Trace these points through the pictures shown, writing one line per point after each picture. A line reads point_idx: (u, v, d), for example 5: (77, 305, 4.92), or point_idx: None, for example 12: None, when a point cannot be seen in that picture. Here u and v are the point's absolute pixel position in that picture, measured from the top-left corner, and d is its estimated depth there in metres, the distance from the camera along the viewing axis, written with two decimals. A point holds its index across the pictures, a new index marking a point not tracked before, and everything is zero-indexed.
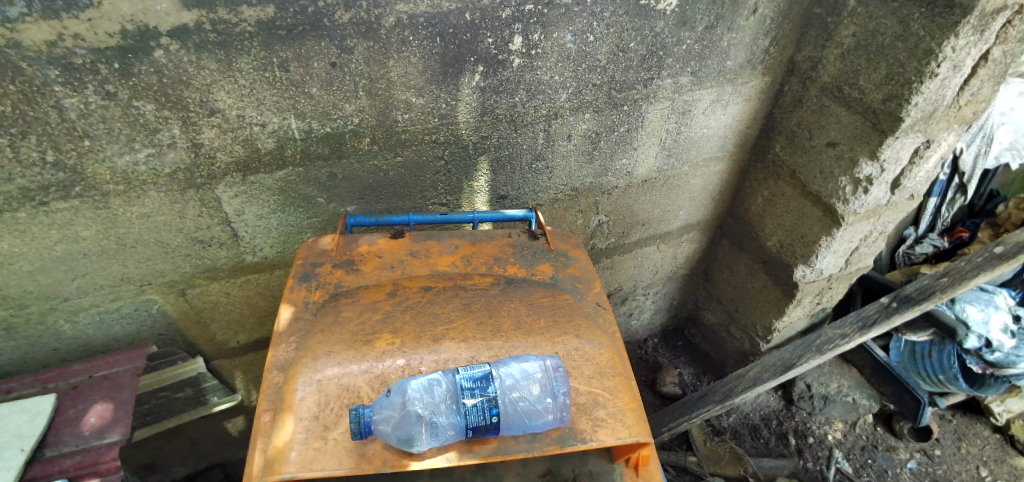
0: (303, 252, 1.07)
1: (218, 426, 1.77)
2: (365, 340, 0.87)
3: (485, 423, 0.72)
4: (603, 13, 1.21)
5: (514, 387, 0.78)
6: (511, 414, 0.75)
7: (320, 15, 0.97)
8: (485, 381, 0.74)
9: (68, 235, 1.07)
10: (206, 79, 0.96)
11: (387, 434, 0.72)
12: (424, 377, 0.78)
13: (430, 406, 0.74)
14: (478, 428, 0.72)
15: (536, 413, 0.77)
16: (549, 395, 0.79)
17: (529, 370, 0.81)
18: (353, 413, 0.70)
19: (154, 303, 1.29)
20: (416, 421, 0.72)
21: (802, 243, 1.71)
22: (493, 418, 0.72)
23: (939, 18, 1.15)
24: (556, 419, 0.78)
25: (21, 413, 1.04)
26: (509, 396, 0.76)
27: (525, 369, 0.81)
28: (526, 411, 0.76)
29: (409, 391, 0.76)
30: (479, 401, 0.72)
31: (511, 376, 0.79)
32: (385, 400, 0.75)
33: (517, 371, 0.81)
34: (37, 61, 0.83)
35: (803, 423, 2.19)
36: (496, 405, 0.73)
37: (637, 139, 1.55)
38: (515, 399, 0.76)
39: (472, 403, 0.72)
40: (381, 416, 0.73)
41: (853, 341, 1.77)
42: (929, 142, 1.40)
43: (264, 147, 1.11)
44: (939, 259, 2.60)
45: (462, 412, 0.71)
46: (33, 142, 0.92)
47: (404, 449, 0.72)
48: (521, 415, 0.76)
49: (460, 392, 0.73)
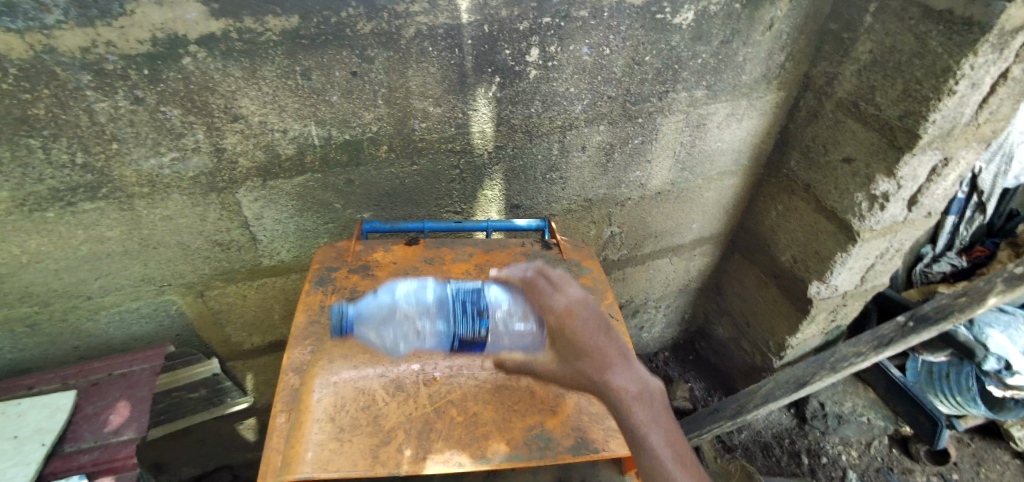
0: (319, 257, 1.09)
1: (228, 427, 1.79)
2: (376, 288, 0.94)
3: (474, 336, 0.83)
4: (619, 27, 1.22)
5: (500, 308, 0.87)
6: (496, 332, 0.85)
7: (343, 26, 0.99)
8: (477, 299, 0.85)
9: (94, 236, 1.10)
10: (232, 86, 0.99)
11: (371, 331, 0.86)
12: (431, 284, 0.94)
13: (419, 313, 0.87)
14: (461, 339, 0.82)
15: (518, 338, 0.86)
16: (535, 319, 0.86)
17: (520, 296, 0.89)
18: (333, 309, 0.81)
19: (173, 304, 1.31)
20: (403, 327, 0.85)
21: (816, 258, 1.70)
22: (476, 330, 0.83)
23: (957, 36, 1.14)
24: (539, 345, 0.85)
25: (41, 408, 1.06)
26: (496, 315, 0.86)
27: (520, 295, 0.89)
28: (513, 336, 0.86)
29: (401, 301, 0.89)
30: (469, 314, 0.83)
31: (497, 298, 0.88)
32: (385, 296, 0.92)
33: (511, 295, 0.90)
34: (71, 66, 0.86)
35: (816, 443, 2.15)
36: (486, 319, 0.83)
37: (651, 152, 1.55)
38: (501, 319, 0.86)
39: (463, 318, 0.82)
40: (369, 319, 0.86)
41: (868, 359, 1.75)
42: (947, 160, 1.40)
43: (284, 152, 1.13)
44: (957, 278, 2.55)
45: (447, 320, 0.83)
46: (64, 144, 0.95)
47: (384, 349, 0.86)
48: (505, 337, 0.86)
49: (451, 302, 0.84)
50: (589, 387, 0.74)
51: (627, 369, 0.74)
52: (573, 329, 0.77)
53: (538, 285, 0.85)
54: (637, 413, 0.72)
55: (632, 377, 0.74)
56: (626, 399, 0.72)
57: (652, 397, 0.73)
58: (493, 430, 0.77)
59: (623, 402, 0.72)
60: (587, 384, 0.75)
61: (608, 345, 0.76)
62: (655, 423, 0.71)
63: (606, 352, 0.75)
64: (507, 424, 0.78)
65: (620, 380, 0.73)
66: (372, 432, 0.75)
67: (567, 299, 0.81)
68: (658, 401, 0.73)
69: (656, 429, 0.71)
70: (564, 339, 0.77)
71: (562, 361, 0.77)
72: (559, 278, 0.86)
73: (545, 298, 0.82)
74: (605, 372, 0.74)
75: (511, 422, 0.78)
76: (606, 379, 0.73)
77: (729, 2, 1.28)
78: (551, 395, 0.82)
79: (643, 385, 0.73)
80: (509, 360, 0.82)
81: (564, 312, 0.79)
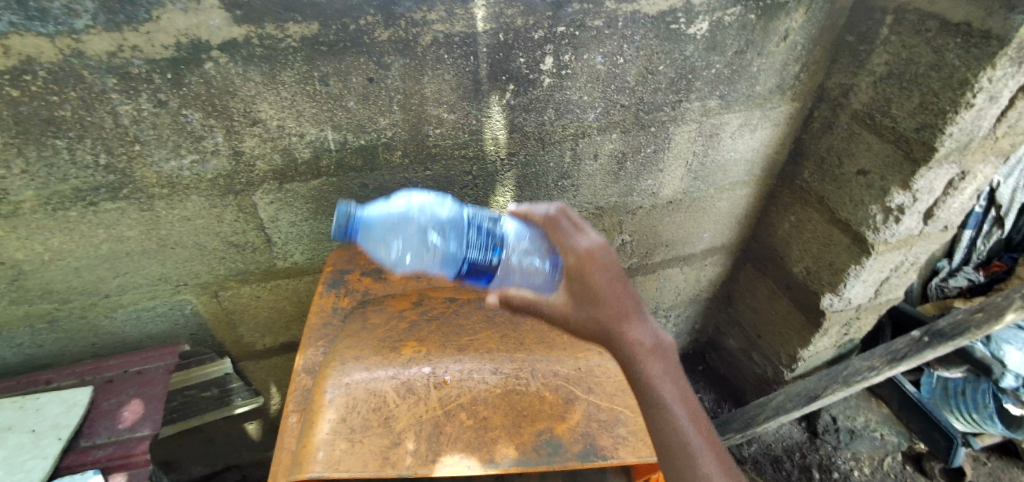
0: (333, 260, 1.12)
1: (238, 427, 1.81)
2: (398, 205, 1.09)
3: (484, 263, 1.02)
4: (633, 37, 1.23)
5: (515, 243, 1.06)
6: (505, 265, 1.04)
7: (361, 33, 1.01)
8: (490, 232, 1.05)
9: (114, 235, 1.12)
10: (252, 91, 1.01)
11: (381, 235, 1.01)
12: (452, 207, 1.12)
13: (438, 235, 1.03)
14: (471, 262, 1.01)
15: (530, 275, 1.05)
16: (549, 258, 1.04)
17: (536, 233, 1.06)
18: (340, 207, 0.89)
19: (188, 303, 1.33)
20: (418, 244, 1.01)
21: (829, 270, 1.69)
22: (483, 256, 1.02)
23: (975, 49, 1.13)
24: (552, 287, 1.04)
25: (59, 404, 1.08)
26: (511, 250, 1.05)
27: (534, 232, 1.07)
28: (520, 272, 1.04)
29: (420, 223, 1.04)
30: (485, 245, 1.03)
31: (510, 234, 1.06)
32: (403, 208, 1.08)
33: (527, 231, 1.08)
34: (98, 69, 0.89)
35: (827, 458, 2.12)
36: (497, 250, 1.04)
37: (663, 161, 1.56)
38: (514, 254, 1.05)
39: (478, 247, 1.02)
40: (387, 228, 1.01)
41: (882, 374, 1.73)
42: (964, 174, 1.38)
43: (301, 156, 1.15)
44: (973, 293, 2.50)
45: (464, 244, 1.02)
46: (88, 145, 0.97)
47: (389, 255, 1.02)
48: (516, 272, 1.04)
49: (468, 229, 1.04)
50: (605, 332, 0.94)
51: (639, 320, 0.97)
52: (593, 275, 0.95)
53: (560, 225, 1.00)
54: (644, 354, 0.95)
55: (642, 329, 0.97)
56: (637, 344, 0.95)
57: (655, 343, 0.98)
58: (502, 434, 0.76)
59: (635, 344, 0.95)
60: (602, 328, 0.93)
61: (624, 297, 0.96)
62: (658, 364, 0.96)
63: (623, 304, 0.96)
64: (516, 429, 0.77)
65: (634, 329, 0.96)
66: (383, 433, 0.75)
67: (587, 246, 0.98)
68: (661, 349, 0.98)
69: (658, 364, 0.96)
70: (589, 288, 0.95)
71: (579, 305, 0.95)
72: (577, 223, 1.02)
73: (570, 240, 0.98)
74: (622, 322, 0.95)
75: (520, 427, 0.77)
76: (623, 328, 0.94)
77: (744, 13, 1.28)
78: (559, 401, 0.81)
79: (649, 336, 0.97)
80: (516, 297, 0.93)
81: (586, 260, 0.96)
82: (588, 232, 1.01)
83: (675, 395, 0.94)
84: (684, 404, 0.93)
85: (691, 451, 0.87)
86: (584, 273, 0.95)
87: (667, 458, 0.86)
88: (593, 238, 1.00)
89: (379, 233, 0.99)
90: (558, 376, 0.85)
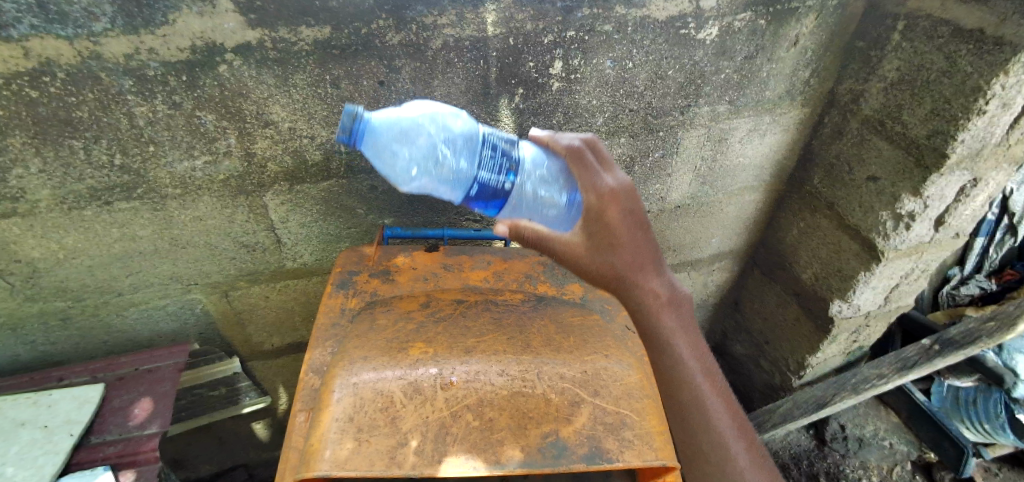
0: (341, 260, 1.12)
1: (246, 426, 1.82)
2: (411, 112, 1.02)
3: (495, 186, 1.01)
4: (642, 42, 1.23)
5: (534, 170, 1.07)
6: (518, 191, 1.05)
7: (372, 37, 1.02)
8: (505, 154, 1.01)
9: (127, 234, 1.14)
10: (264, 93, 1.02)
11: (389, 144, 0.96)
12: (466, 120, 1.03)
13: (450, 151, 0.99)
14: (483, 184, 1.00)
15: (545, 204, 1.09)
16: (566, 192, 1.08)
17: (556, 161, 1.06)
18: (349, 109, 0.86)
19: (198, 302, 1.34)
20: (430, 159, 0.98)
21: (838, 277, 1.68)
22: (495, 179, 1.00)
23: (988, 55, 1.12)
24: (567, 225, 1.13)
25: (71, 400, 1.09)
26: (528, 178, 1.06)
27: (553, 161, 1.06)
28: (534, 202, 1.09)
29: (432, 136, 0.99)
30: (500, 168, 1.00)
31: (529, 162, 1.06)
32: (414, 116, 1.01)
33: (544, 159, 1.07)
34: (115, 71, 0.90)
35: (835, 466, 2.10)
36: (511, 174, 1.02)
37: (671, 166, 1.55)
38: (531, 183, 1.07)
39: (491, 168, 1.00)
40: (396, 139, 0.97)
41: (892, 382, 1.73)
42: (976, 181, 1.37)
43: (311, 158, 1.16)
44: (986, 302, 2.47)
45: (478, 164, 0.99)
46: (104, 146, 0.98)
47: (394, 167, 0.98)
48: (530, 199, 1.07)
49: (483, 148, 1.00)
50: (622, 280, 1.02)
51: (656, 272, 1.04)
52: (614, 221, 0.96)
53: (584, 158, 0.98)
54: (659, 306, 1.04)
55: (660, 282, 1.05)
56: (651, 295, 1.03)
57: (671, 295, 1.06)
58: (508, 435, 0.76)
59: (650, 296, 1.04)
60: (617, 273, 1.00)
61: (644, 248, 1.00)
62: (672, 315, 1.06)
63: (642, 255, 1.00)
64: (522, 431, 0.77)
65: (651, 281, 1.03)
66: (390, 433, 0.75)
67: (612, 189, 0.97)
68: (676, 301, 1.07)
69: (673, 317, 1.05)
70: (609, 234, 0.97)
71: (596, 249, 0.98)
72: (605, 163, 1.00)
73: (594, 177, 0.97)
74: (641, 275, 1.02)
75: (526, 428, 0.77)
76: (639, 277, 1.02)
77: (754, 18, 1.28)
78: (566, 404, 0.81)
79: (667, 291, 1.06)
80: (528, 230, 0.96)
81: (610, 204, 0.96)
82: (615, 170, 1.00)
83: (686, 347, 1.04)
84: (696, 354, 1.05)
85: (697, 395, 1.00)
86: (607, 219, 0.96)
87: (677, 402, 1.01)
88: (619, 177, 0.98)
89: (387, 140, 0.95)
90: (565, 379, 0.84)
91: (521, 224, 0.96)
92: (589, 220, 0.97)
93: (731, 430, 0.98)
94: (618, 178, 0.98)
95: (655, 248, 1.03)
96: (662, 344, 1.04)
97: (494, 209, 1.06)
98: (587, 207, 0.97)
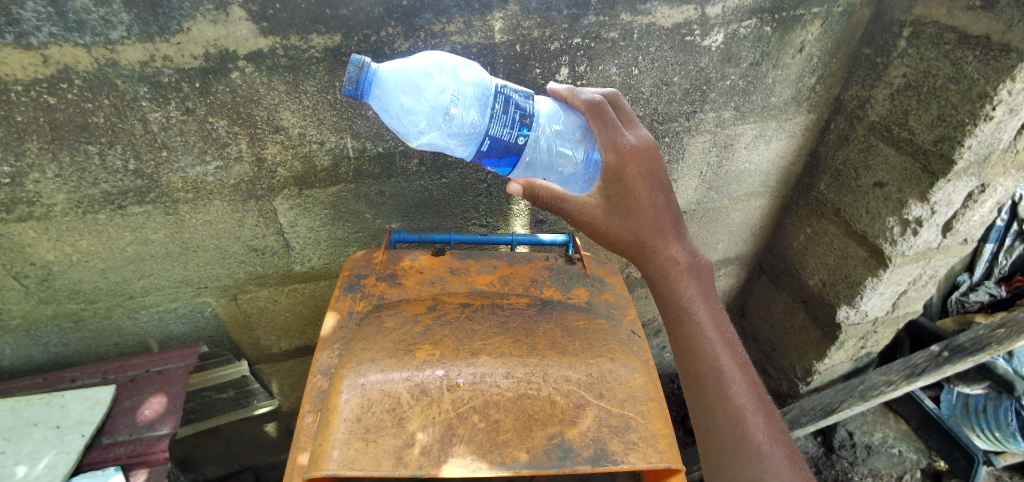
0: (350, 263, 1.13)
1: (252, 429, 1.83)
2: (425, 59, 0.99)
3: (508, 142, 0.93)
4: (648, 48, 1.24)
5: (551, 125, 1.05)
6: (533, 149, 1.03)
7: (381, 44, 1.03)
8: (518, 107, 0.93)
9: (140, 238, 1.16)
10: (275, 99, 1.04)
11: (397, 93, 0.95)
12: (478, 72, 1.01)
13: (460, 104, 0.95)
14: (495, 138, 0.92)
15: (562, 164, 1.08)
16: (583, 149, 1.06)
17: (573, 116, 1.03)
18: (355, 59, 0.86)
19: (207, 305, 1.36)
20: (437, 111, 0.96)
21: (845, 282, 1.67)
22: (507, 134, 0.92)
23: (995, 61, 1.12)
24: (584, 185, 1.11)
25: (83, 400, 1.11)
26: (546, 137, 1.04)
27: (571, 115, 1.04)
28: (548, 164, 1.07)
29: (441, 86, 0.96)
30: (514, 123, 0.92)
31: (547, 118, 1.04)
32: (423, 66, 0.98)
33: (561, 114, 1.04)
34: (130, 78, 0.92)
35: (844, 474, 2.07)
36: (525, 127, 0.93)
37: (678, 171, 1.55)
38: (549, 140, 1.04)
39: (504, 121, 0.91)
40: (404, 89, 0.95)
41: (900, 389, 1.71)
42: (984, 187, 1.36)
43: (321, 163, 1.18)
44: (994, 309, 2.45)
45: (488, 117, 0.91)
46: (118, 151, 1.00)
47: (403, 121, 0.98)
48: (547, 157, 1.06)
49: (495, 98, 0.92)
50: (641, 246, 0.96)
51: (676, 237, 0.98)
52: (633, 180, 0.93)
53: (605, 113, 0.94)
54: (680, 273, 0.97)
55: (684, 249, 0.98)
56: (672, 261, 0.97)
57: (696, 264, 0.99)
58: (513, 437, 0.76)
59: (670, 262, 0.97)
60: (636, 237, 0.95)
61: (663, 211, 0.96)
62: (697, 285, 0.98)
63: (661, 218, 0.96)
64: (527, 432, 0.77)
65: (673, 247, 0.97)
66: (396, 434, 0.76)
67: (632, 145, 0.93)
68: (700, 271, 0.99)
69: (694, 285, 0.98)
70: (626, 196, 0.94)
71: (613, 213, 0.94)
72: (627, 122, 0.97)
73: (615, 134, 0.93)
74: (662, 241, 0.96)
75: (531, 431, 0.77)
76: (661, 243, 0.96)
77: (760, 25, 1.29)
78: (570, 406, 0.81)
79: (692, 260, 0.99)
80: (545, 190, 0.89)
81: (629, 161, 0.92)
82: (636, 128, 0.97)
83: (710, 321, 0.97)
84: (720, 330, 0.97)
85: (721, 376, 0.93)
86: (625, 178, 0.93)
87: (695, 378, 0.94)
88: (641, 135, 0.95)
89: (394, 93, 0.95)
90: (571, 381, 0.84)
91: (535, 181, 0.88)
92: (607, 180, 0.93)
93: (754, 409, 0.91)
94: (640, 135, 0.95)
95: (676, 210, 0.98)
96: (683, 316, 0.97)
97: (507, 168, 0.99)
98: (605, 166, 0.93)
